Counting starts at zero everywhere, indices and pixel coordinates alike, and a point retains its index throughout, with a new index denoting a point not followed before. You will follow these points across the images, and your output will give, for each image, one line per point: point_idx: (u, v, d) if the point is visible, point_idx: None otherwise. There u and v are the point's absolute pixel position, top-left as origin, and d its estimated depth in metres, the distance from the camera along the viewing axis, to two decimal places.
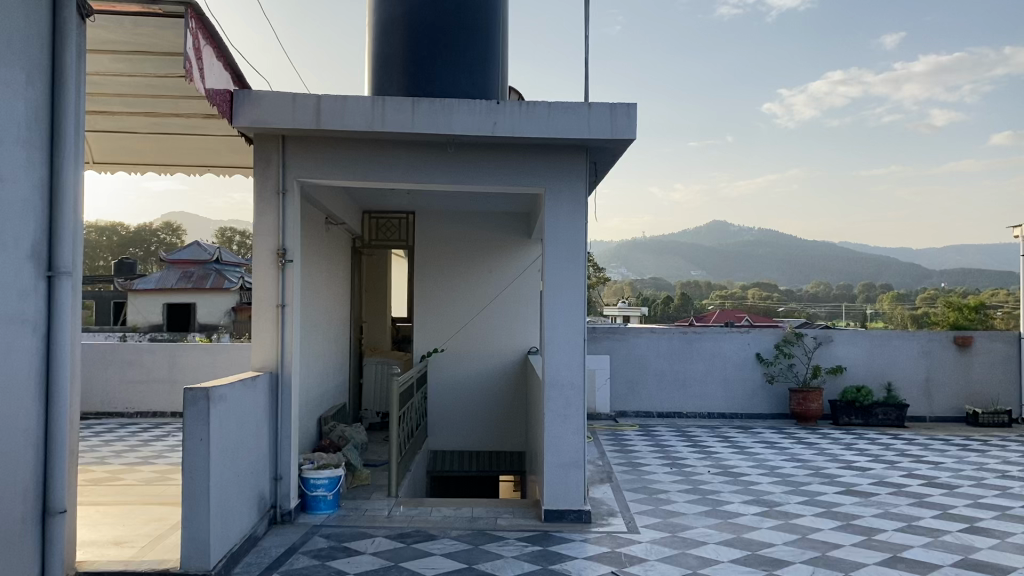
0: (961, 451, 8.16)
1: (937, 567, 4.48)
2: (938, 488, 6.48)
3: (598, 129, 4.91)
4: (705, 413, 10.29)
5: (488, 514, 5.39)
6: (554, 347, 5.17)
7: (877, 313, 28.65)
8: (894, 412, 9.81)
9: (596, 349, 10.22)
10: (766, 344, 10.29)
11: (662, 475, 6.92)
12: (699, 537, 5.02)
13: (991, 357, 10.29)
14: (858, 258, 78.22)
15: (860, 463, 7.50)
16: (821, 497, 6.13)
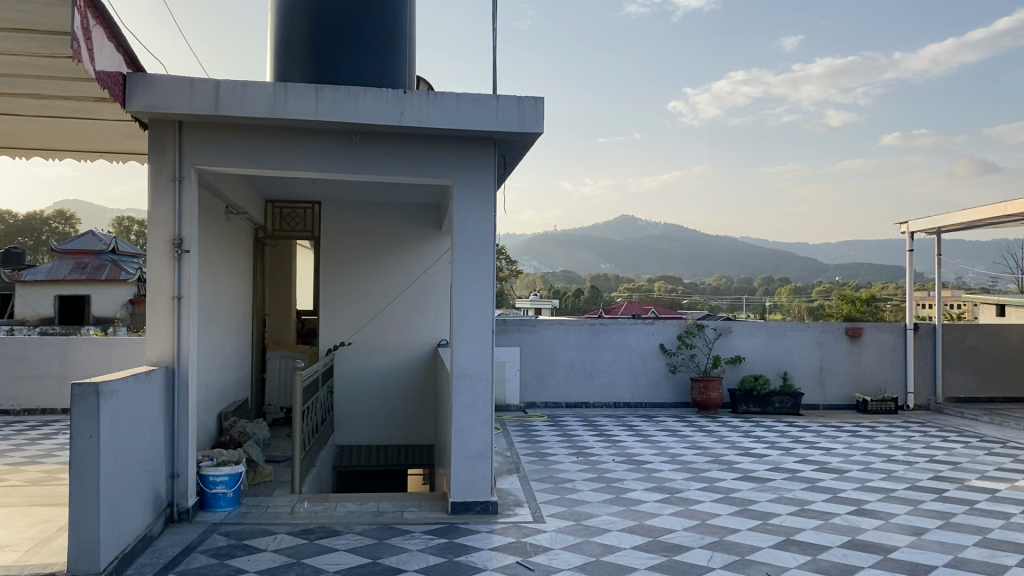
0: (851, 437, 8.55)
1: (827, 548, 4.67)
2: (829, 473, 6.77)
3: (506, 122, 4.92)
4: (611, 404, 10.46)
5: (394, 508, 5.34)
6: (462, 340, 5.16)
7: (777, 305, 29.70)
8: (789, 400, 10.20)
9: (506, 340, 10.23)
10: (669, 336, 10.55)
11: (569, 465, 7.00)
12: (603, 525, 5.10)
13: (879, 347, 10.80)
14: (760, 253, 80.89)
15: (758, 450, 7.77)
16: (720, 483, 6.31)
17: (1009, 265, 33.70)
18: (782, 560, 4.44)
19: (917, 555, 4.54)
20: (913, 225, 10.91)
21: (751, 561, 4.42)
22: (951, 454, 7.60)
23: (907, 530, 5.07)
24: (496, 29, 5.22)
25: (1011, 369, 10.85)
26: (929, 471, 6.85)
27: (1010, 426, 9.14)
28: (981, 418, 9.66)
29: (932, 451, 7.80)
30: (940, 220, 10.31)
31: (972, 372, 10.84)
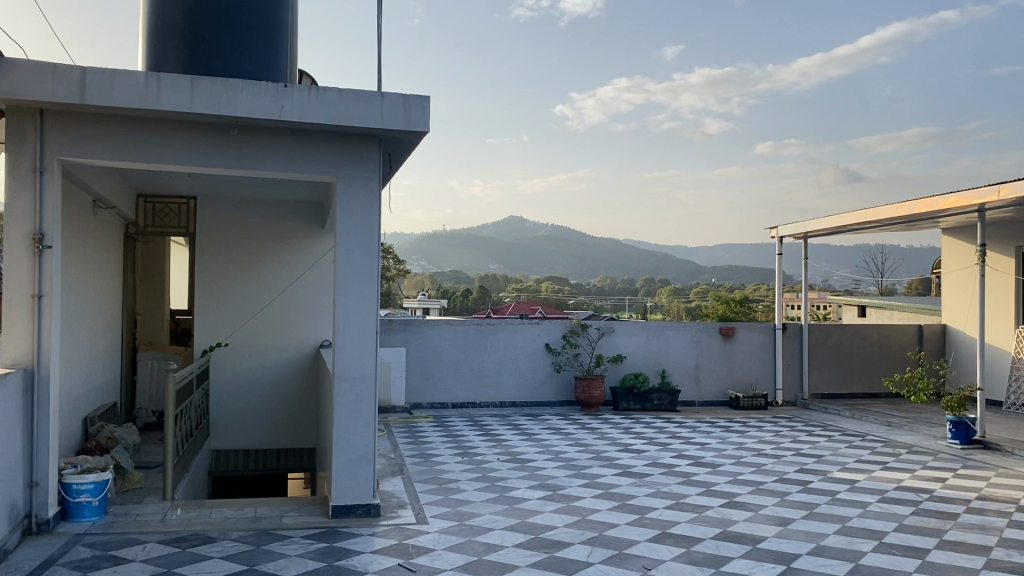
0: (724, 432, 8.90)
1: (700, 540, 4.85)
2: (703, 467, 7.03)
3: (390, 120, 4.87)
4: (496, 403, 10.52)
5: (273, 513, 5.20)
6: (344, 339, 5.07)
7: (658, 305, 30.55)
8: (668, 397, 10.53)
9: (391, 340, 10.11)
10: (554, 335, 10.71)
11: (454, 465, 6.99)
12: (486, 524, 5.13)
13: (750, 346, 11.30)
14: (642, 255, 83.16)
15: (637, 446, 7.99)
16: (601, 480, 6.45)
17: (870, 268, 35.90)
18: (658, 553, 4.58)
19: (783, 544, 4.78)
20: (783, 229, 11.47)
21: (629, 555, 4.54)
22: (815, 447, 8.04)
23: (774, 520, 5.33)
24: (381, 25, 5.16)
25: (869, 366, 11.56)
26: (795, 464, 7.22)
27: (868, 420, 9.73)
28: (843, 413, 10.25)
29: (798, 444, 8.22)
30: (806, 225, 10.89)
31: (835, 369, 11.47)
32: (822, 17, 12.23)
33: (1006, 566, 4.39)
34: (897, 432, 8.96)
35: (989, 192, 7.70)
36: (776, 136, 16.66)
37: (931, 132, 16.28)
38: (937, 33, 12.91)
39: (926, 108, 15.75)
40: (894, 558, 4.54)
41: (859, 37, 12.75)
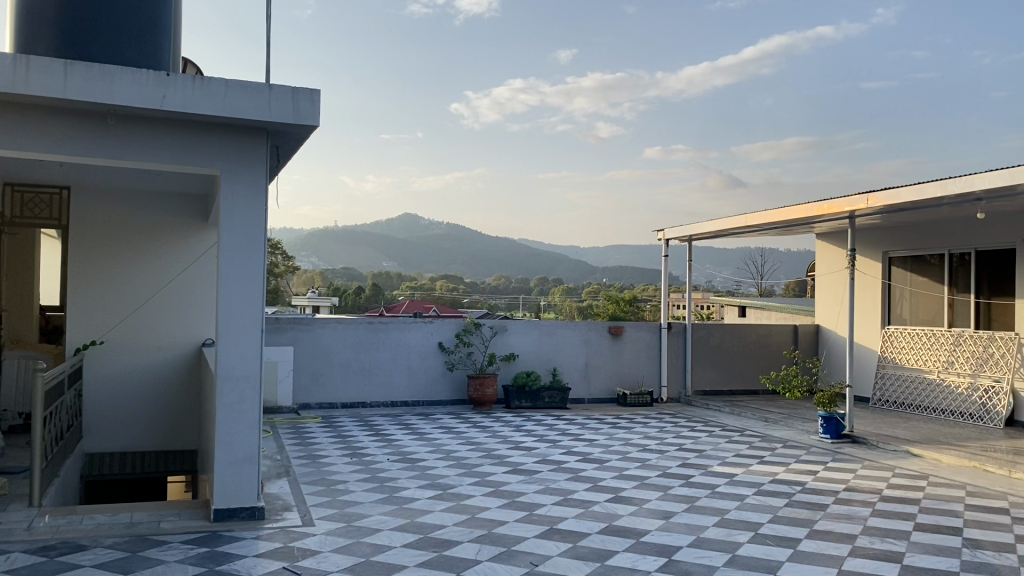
0: (611, 429, 9.11)
1: (586, 535, 4.95)
2: (591, 463, 7.18)
3: (279, 113, 4.77)
4: (387, 402, 10.43)
5: (150, 518, 5.00)
6: (228, 339, 4.92)
7: (551, 305, 30.99)
8: (558, 395, 10.69)
9: (280, 339, 9.86)
10: (447, 334, 10.71)
11: (342, 466, 6.89)
12: (373, 525, 5.08)
13: (638, 344, 11.63)
14: (536, 254, 84.04)
15: (527, 443, 8.08)
16: (491, 478, 6.50)
17: (751, 270, 37.41)
18: (545, 549, 4.65)
19: (664, 537, 4.93)
20: (669, 232, 11.83)
21: (517, 551, 4.59)
22: (697, 442, 8.33)
23: (657, 514, 5.49)
24: (270, 15, 5.04)
25: (749, 364, 12.06)
26: (678, 459, 7.46)
27: (747, 416, 10.15)
28: (724, 409, 10.66)
29: (681, 440, 8.49)
30: (691, 228, 11.26)
31: (717, 367, 11.92)
32: (709, 28, 12.69)
33: (869, 553, 4.67)
34: (773, 427, 9.39)
35: (859, 200, 8.17)
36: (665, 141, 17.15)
37: (808, 141, 17.14)
38: (813, 48, 13.65)
39: (804, 118, 16.55)
40: (768, 547, 4.76)
41: (743, 48, 13.29)
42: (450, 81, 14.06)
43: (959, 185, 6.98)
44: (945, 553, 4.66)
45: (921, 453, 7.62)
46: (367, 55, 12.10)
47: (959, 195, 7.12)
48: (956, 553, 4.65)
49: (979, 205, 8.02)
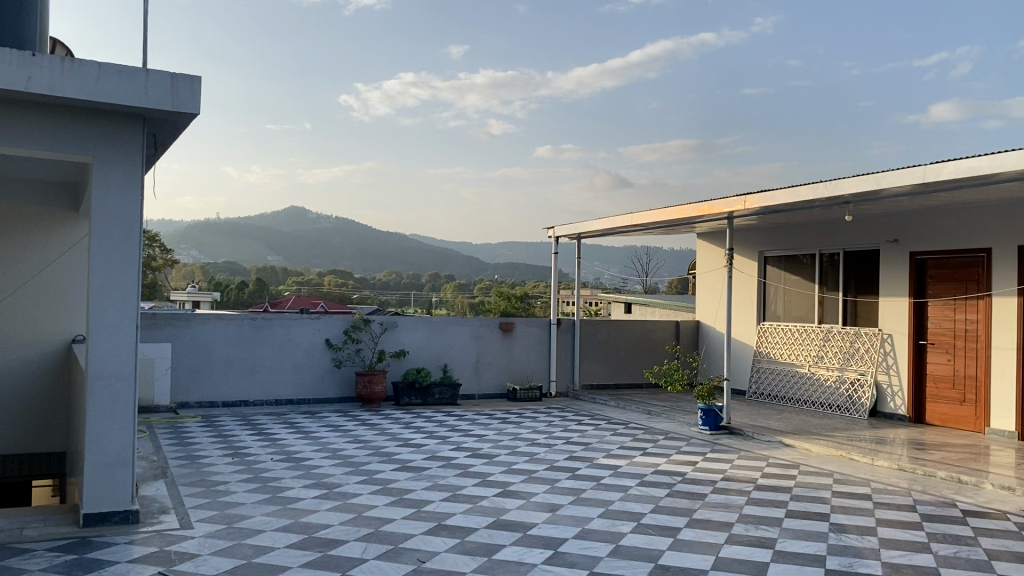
0: (501, 424, 9.17)
1: (474, 530, 4.97)
2: (480, 458, 7.20)
3: (156, 100, 4.57)
4: (271, 400, 10.16)
5: (12, 525, 4.70)
6: (99, 335, 4.68)
7: (441, 301, 30.88)
8: (448, 391, 10.67)
9: (157, 336, 9.45)
10: (334, 330, 10.53)
11: (222, 466, 6.67)
12: (256, 526, 4.94)
13: (527, 340, 11.75)
14: (426, 251, 83.55)
15: (416, 440, 8.03)
16: (378, 476, 6.42)
17: (637, 270, 38.40)
18: (432, 545, 4.63)
19: (551, 530, 5.00)
20: (559, 230, 12.01)
21: (404, 548, 4.56)
22: (584, 436, 8.49)
23: (544, 507, 5.57)
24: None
25: (634, 359, 12.38)
26: (565, 452, 7.58)
27: (632, 409, 10.42)
28: (610, 403, 10.91)
29: (568, 434, 8.64)
30: (580, 226, 11.45)
31: (604, 362, 12.18)
32: (599, 29, 12.92)
33: (744, 540, 4.88)
34: (656, 420, 9.67)
35: (737, 201, 8.50)
36: (555, 140, 17.37)
37: (691, 144, 17.72)
38: (697, 53, 14.03)
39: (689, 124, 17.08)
40: (650, 537, 4.90)
41: (631, 50, 13.61)
42: (340, 74, 13.79)
43: (828, 189, 7.37)
44: (814, 538, 4.91)
45: (793, 443, 8.01)
46: (251, 42, 11.69)
47: (829, 198, 7.50)
48: (823, 538, 4.92)
49: (847, 208, 8.49)
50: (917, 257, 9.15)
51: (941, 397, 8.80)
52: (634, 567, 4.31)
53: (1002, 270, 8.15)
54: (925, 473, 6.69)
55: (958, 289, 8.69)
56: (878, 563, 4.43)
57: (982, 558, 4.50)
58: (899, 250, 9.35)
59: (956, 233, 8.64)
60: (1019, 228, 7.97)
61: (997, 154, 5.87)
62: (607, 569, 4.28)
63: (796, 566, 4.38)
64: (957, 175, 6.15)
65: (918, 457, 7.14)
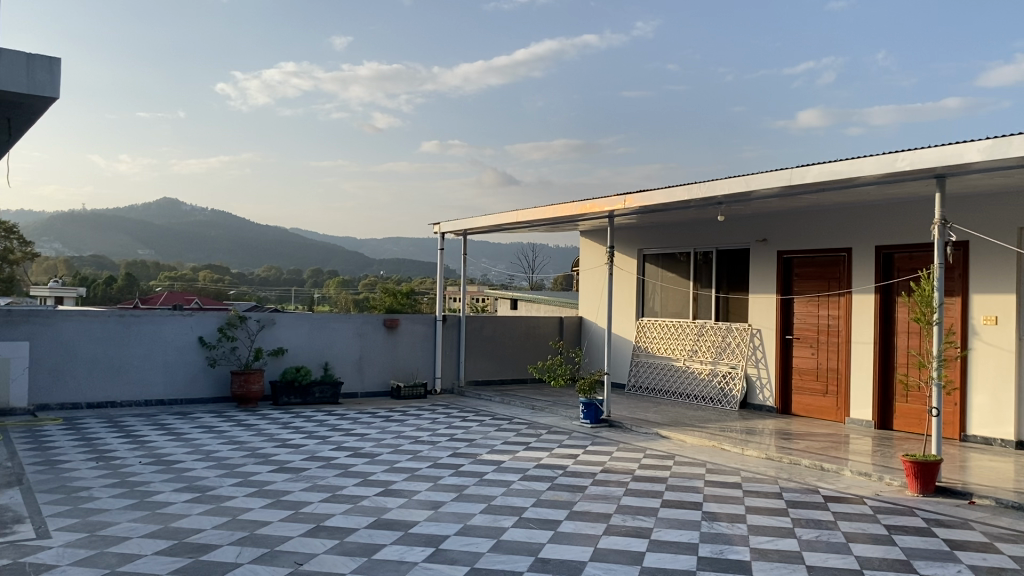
0: (383, 422, 9.07)
1: (353, 530, 4.88)
2: (361, 457, 7.10)
3: (9, 81, 4.27)
4: (141, 402, 9.70)
5: None
6: None
7: (324, 297, 30.23)
8: (329, 390, 10.46)
9: (12, 334, 8.86)
10: (209, 328, 10.14)
11: (85, 471, 6.31)
12: (121, 533, 4.69)
13: (411, 337, 11.66)
14: (309, 245, 81.67)
15: (294, 440, 7.84)
16: (254, 477, 6.23)
17: (522, 266, 38.74)
18: (310, 547, 4.53)
19: (432, 528, 4.98)
20: (444, 226, 11.98)
21: (280, 551, 4.43)
22: (467, 432, 8.49)
23: (426, 505, 5.54)
24: None
25: (517, 355, 12.49)
26: (448, 449, 7.56)
27: (516, 404, 10.50)
28: (494, 399, 10.95)
29: (451, 430, 8.62)
30: (465, 223, 11.45)
31: (489, 358, 12.23)
32: None
33: (622, 530, 5.00)
34: (539, 414, 9.78)
35: (617, 200, 8.70)
36: None
37: None
38: None
39: None
40: (530, 531, 4.94)
41: None
42: None
43: (702, 189, 7.63)
44: (687, 526, 5.08)
45: (669, 435, 8.26)
46: None
47: (704, 199, 7.77)
48: (696, 526, 5.09)
49: (720, 208, 8.82)
50: (784, 256, 9.60)
51: (806, 389, 9.28)
52: (514, 561, 4.34)
53: (861, 270, 8.66)
54: (791, 461, 7.03)
55: (821, 286, 9.18)
56: (747, 549, 4.62)
57: (841, 541, 4.77)
58: (768, 249, 9.79)
59: (819, 234, 9.12)
60: (876, 230, 8.49)
61: (856, 160, 6.23)
62: (487, 564, 4.29)
63: (671, 554, 4.51)
64: (821, 178, 6.49)
65: (785, 446, 7.50)
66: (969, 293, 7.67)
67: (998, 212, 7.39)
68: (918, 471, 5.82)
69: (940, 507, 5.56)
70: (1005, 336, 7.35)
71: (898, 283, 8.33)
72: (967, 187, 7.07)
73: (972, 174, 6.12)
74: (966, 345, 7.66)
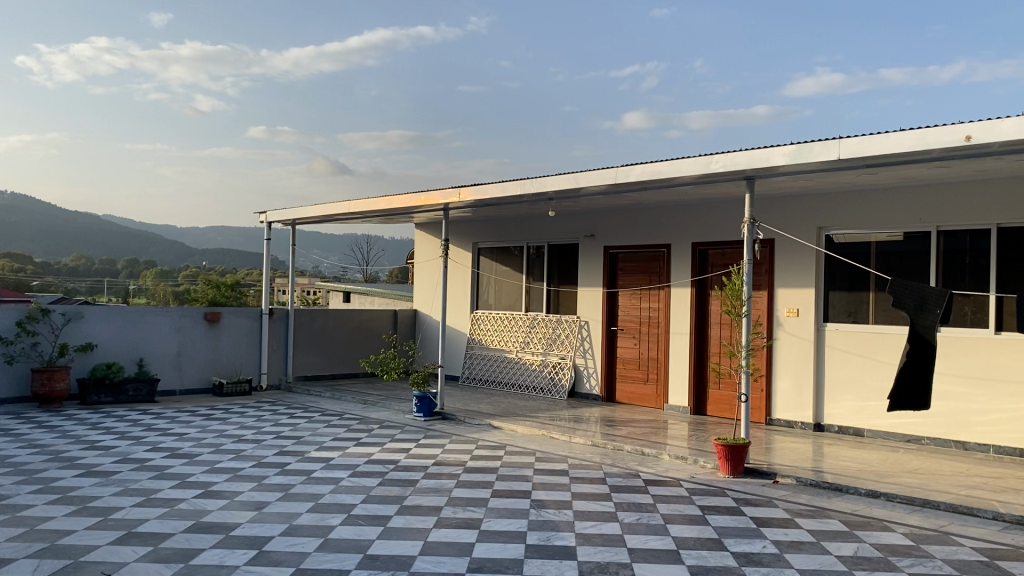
0: (204, 420, 8.64)
1: (169, 536, 4.61)
2: (179, 458, 6.72)
3: None
4: None
5: None
6: None
7: (140, 289, 28.38)
8: (144, 387, 9.85)
9: None
10: (5, 322, 9.27)
11: None
12: None
13: (235, 331, 11.17)
14: (124, 234, 76.63)
15: (104, 442, 7.31)
16: (57, 484, 5.75)
17: (356, 257, 38.13)
18: (120, 556, 4.23)
19: (256, 529, 4.79)
20: (271, 215, 11.55)
21: (85, 562, 4.11)
22: (295, 429, 8.24)
23: (249, 506, 5.32)
24: None
25: (348, 349, 12.26)
26: (274, 447, 7.30)
27: (347, 399, 10.31)
28: (324, 393, 10.71)
29: (278, 427, 8.34)
30: (294, 212, 11.09)
31: (318, 353, 11.93)
32: None
33: (453, 522, 5.01)
34: (371, 409, 9.65)
35: (451, 193, 8.72)
36: None
37: None
38: None
39: None
40: (359, 527, 4.86)
41: None
42: None
43: (534, 185, 7.77)
44: (516, 515, 5.16)
45: (501, 425, 8.38)
46: None
47: (534, 194, 7.92)
48: (525, 514, 5.18)
49: (550, 203, 9.02)
50: (610, 251, 9.96)
51: (629, 378, 9.69)
52: (342, 559, 4.25)
53: (679, 265, 9.13)
54: (614, 448, 7.32)
55: (643, 280, 9.61)
56: (573, 535, 4.75)
57: (659, 523, 5.01)
58: (594, 244, 10.12)
59: (642, 230, 9.54)
60: (693, 227, 8.97)
61: (675, 160, 6.56)
62: (314, 564, 4.17)
63: (499, 544, 4.57)
64: (644, 177, 6.78)
65: (609, 433, 7.79)
66: (774, 288, 8.26)
67: (801, 213, 8.01)
68: (728, 454, 6.21)
69: (747, 486, 5.96)
70: (805, 327, 7.98)
71: (712, 277, 8.85)
72: (774, 189, 7.61)
73: (778, 177, 6.59)
74: (771, 335, 8.25)
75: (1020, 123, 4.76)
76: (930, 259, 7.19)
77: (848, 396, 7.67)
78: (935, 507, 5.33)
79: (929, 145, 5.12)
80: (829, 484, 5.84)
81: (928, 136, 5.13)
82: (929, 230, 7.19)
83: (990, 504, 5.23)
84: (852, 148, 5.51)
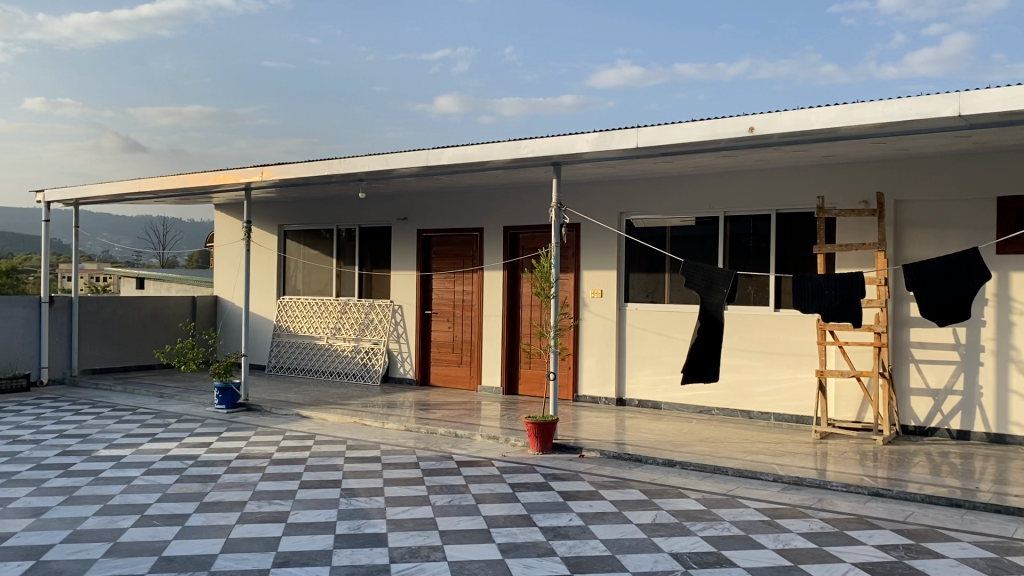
0: None
1: None
2: None
3: None
4: None
5: None
6: None
7: None
8: None
9: None
10: None
11: None
12: None
13: (9, 322, 10.11)
14: None
15: None
16: None
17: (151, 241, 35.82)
18: None
19: (33, 538, 4.35)
20: (51, 194, 10.55)
21: None
22: (80, 427, 7.58)
23: (26, 513, 4.83)
24: None
25: (142, 339, 11.45)
26: (55, 447, 6.67)
27: (140, 393, 9.63)
28: (114, 388, 9.95)
29: (61, 426, 7.63)
30: (77, 191, 10.17)
31: (106, 344, 11.07)
32: None
33: (258, 516, 4.80)
34: (168, 402, 9.08)
35: (254, 172, 8.32)
36: None
37: None
38: None
39: None
40: (153, 528, 4.55)
41: None
42: None
43: (342, 165, 7.57)
44: (325, 505, 5.03)
45: (310, 414, 8.13)
46: None
47: (344, 174, 7.72)
48: (334, 504, 5.06)
49: (360, 185, 8.82)
50: (423, 235, 9.91)
51: (442, 361, 9.72)
52: (133, 564, 3.95)
53: (490, 248, 9.24)
54: (427, 431, 7.31)
55: (457, 263, 9.65)
56: (384, 522, 4.69)
57: (471, 503, 5.05)
58: (407, 228, 10.02)
59: (454, 214, 9.57)
60: (503, 212, 9.11)
61: (486, 145, 6.60)
62: (100, 571, 3.85)
63: (307, 536, 4.42)
64: (454, 160, 6.77)
65: (422, 417, 7.76)
66: (581, 270, 8.54)
67: (604, 198, 8.32)
68: (537, 431, 6.36)
69: (555, 462, 6.15)
70: (608, 307, 8.31)
71: (523, 260, 9.04)
72: (580, 174, 7.85)
73: (582, 163, 6.79)
74: (578, 316, 8.54)
75: (796, 117, 5.17)
76: (720, 242, 7.70)
77: (648, 371, 8.09)
78: (724, 472, 5.73)
79: (718, 135, 5.45)
80: (629, 456, 6.13)
81: (717, 126, 5.46)
82: (718, 215, 7.70)
83: (771, 467, 5.70)
84: (650, 137, 5.78)
